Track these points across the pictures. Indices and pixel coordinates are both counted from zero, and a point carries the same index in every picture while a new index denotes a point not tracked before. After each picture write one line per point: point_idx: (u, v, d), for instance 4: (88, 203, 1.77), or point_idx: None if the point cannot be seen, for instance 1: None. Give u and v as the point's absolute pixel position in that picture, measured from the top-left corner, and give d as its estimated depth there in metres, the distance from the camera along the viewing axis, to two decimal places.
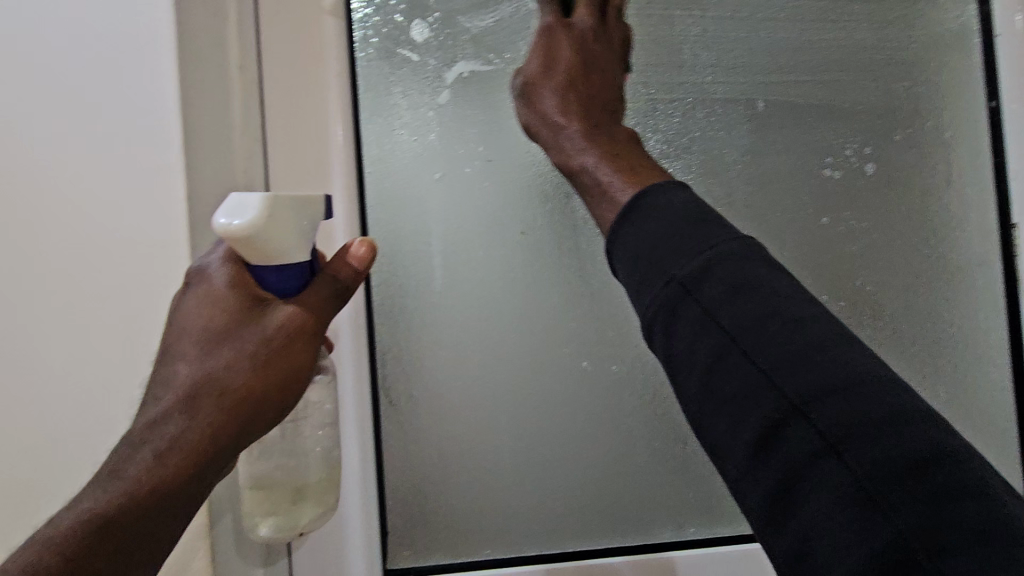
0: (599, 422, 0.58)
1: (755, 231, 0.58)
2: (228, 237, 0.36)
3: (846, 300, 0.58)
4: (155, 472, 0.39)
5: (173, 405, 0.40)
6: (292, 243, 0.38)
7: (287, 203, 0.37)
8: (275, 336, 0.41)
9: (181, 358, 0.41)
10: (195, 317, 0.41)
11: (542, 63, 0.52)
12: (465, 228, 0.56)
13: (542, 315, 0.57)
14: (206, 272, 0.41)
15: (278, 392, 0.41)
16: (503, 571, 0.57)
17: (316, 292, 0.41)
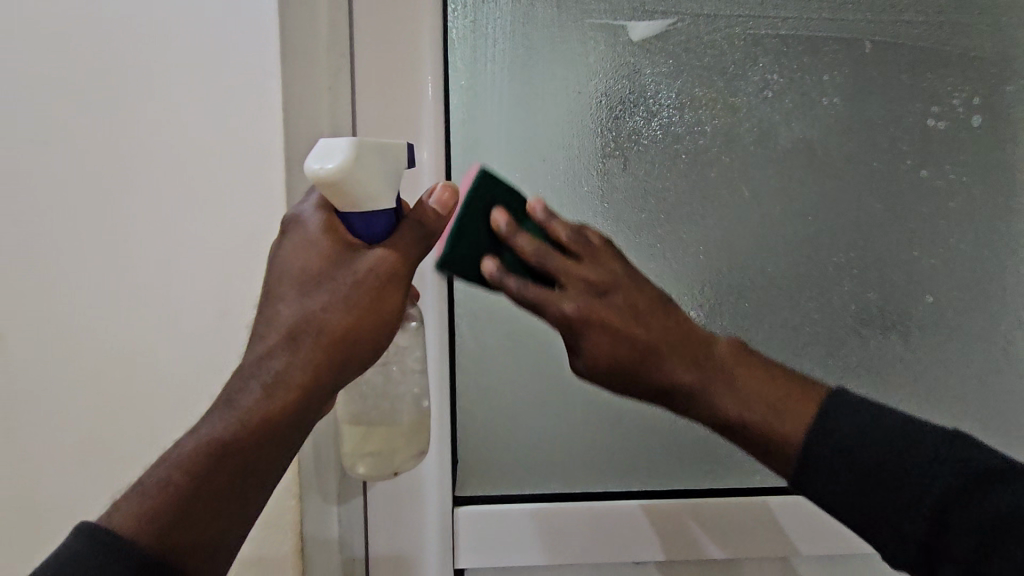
0: None
1: (845, 181, 0.58)
2: (319, 181, 0.36)
3: (934, 257, 0.58)
4: (263, 408, 0.38)
5: (277, 343, 0.40)
6: (380, 190, 0.38)
7: (373, 149, 0.37)
8: (367, 279, 0.40)
9: (281, 300, 0.40)
10: (292, 262, 0.41)
11: (597, 324, 0.38)
12: (550, 160, 0.56)
13: (623, 252, 0.57)
14: (301, 220, 0.42)
15: (374, 332, 0.41)
16: (572, 505, 0.57)
17: (405, 235, 0.41)
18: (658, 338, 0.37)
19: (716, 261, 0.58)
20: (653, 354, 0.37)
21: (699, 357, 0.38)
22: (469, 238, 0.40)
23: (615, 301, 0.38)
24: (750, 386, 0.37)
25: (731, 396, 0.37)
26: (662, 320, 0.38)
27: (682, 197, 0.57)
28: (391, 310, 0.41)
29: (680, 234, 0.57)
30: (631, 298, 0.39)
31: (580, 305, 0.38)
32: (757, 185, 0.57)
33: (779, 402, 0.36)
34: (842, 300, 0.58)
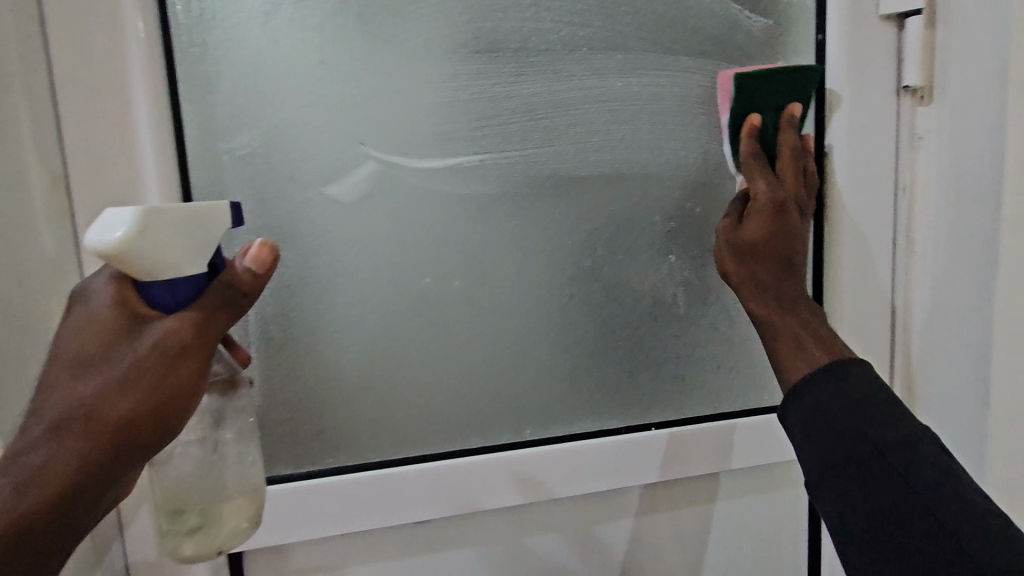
0: (440, 334, 0.60)
1: (595, 153, 0.61)
2: (98, 253, 0.35)
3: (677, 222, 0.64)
4: (29, 501, 0.37)
5: (44, 432, 0.38)
6: (175, 257, 0.38)
7: (165, 218, 0.37)
8: (149, 356, 0.39)
9: (49, 385, 0.39)
10: (70, 342, 0.39)
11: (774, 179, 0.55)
12: (297, 139, 0.54)
13: (382, 228, 0.57)
14: (87, 292, 0.41)
15: (158, 415, 0.39)
16: (343, 478, 0.58)
17: (204, 303, 0.40)
18: (783, 321, 0.54)
19: (477, 235, 0.59)
20: (779, 250, 0.56)
21: (796, 341, 0.52)
22: (741, 105, 0.55)
23: (793, 214, 0.56)
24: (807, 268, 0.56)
25: (800, 359, 0.51)
26: (784, 242, 0.56)
27: (438, 172, 0.57)
28: (182, 389, 0.40)
29: (439, 208, 0.58)
30: (789, 176, 0.56)
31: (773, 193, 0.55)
32: (513, 157, 0.59)
33: (805, 347, 0.52)
34: (596, 264, 0.63)
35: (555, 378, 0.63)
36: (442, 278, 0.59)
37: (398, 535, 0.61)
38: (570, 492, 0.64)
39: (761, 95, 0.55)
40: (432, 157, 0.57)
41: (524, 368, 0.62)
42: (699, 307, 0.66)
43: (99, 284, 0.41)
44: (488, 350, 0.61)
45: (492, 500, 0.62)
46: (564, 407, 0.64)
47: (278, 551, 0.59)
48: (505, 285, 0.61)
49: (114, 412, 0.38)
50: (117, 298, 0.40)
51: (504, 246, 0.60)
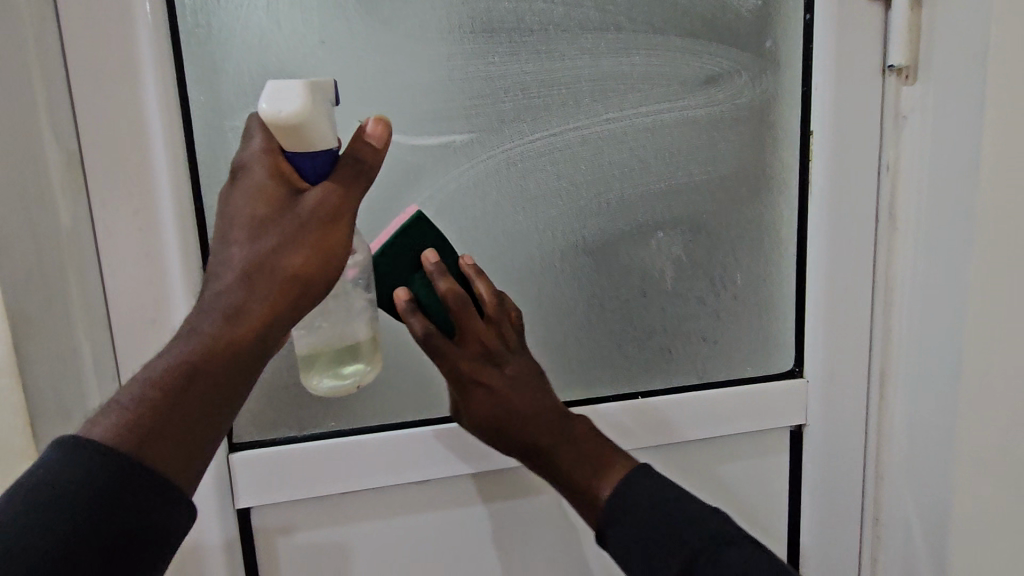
0: None
1: (584, 129, 0.63)
2: (275, 123, 0.42)
3: (665, 197, 0.66)
4: (227, 330, 0.40)
5: (233, 281, 0.42)
6: (328, 129, 0.43)
7: (320, 93, 0.43)
8: (312, 214, 0.43)
9: (233, 243, 0.42)
10: (241, 205, 0.43)
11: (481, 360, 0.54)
12: None
13: (381, 201, 0.59)
14: (246, 163, 0.43)
15: (323, 268, 0.43)
16: (346, 439, 0.61)
17: (344, 173, 0.44)
18: (540, 440, 0.53)
19: (471, 208, 0.62)
20: (518, 424, 0.53)
21: (598, 459, 0.52)
22: (408, 238, 0.52)
23: (489, 371, 0.54)
24: (573, 433, 0.54)
25: (592, 479, 0.51)
26: (551, 418, 0.54)
27: (434, 147, 0.60)
28: (338, 247, 0.44)
29: (435, 183, 0.60)
30: (478, 329, 0.54)
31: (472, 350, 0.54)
32: (507, 136, 0.61)
33: (603, 466, 0.52)
34: (587, 240, 0.65)
35: (547, 349, 0.66)
36: None
37: (399, 494, 0.65)
38: None
39: (414, 277, 0.53)
40: (428, 133, 0.59)
41: None
42: (686, 281, 0.69)
43: (253, 151, 0.43)
44: None
45: (489, 461, 0.65)
46: (556, 375, 0.67)
47: (283, 507, 0.62)
48: (499, 260, 0.63)
49: (289, 265, 0.42)
50: (271, 165, 0.43)
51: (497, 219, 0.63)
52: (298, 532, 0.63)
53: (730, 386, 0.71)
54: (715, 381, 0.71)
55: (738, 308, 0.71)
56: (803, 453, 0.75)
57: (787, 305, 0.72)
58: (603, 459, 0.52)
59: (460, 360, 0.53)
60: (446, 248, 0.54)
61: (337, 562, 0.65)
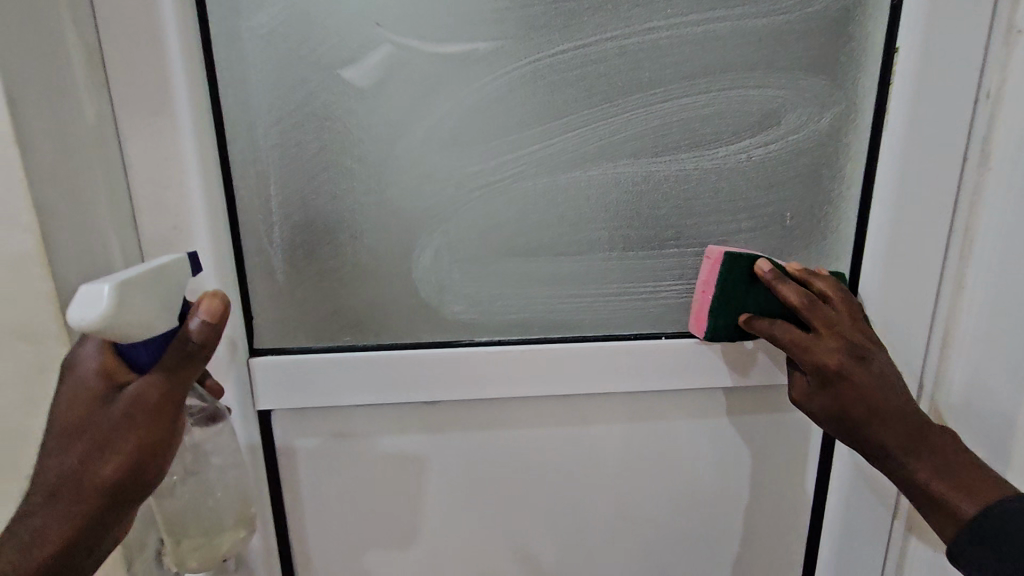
0: (454, 226, 0.60)
1: (626, 40, 0.56)
2: (84, 328, 0.42)
3: (713, 123, 0.59)
4: (29, 554, 0.44)
5: (42, 503, 0.45)
6: (149, 316, 0.46)
7: (133, 288, 0.44)
8: (126, 420, 0.46)
9: (48, 454, 0.46)
10: (60, 414, 0.47)
11: (840, 346, 0.55)
12: (314, 18, 0.54)
13: (398, 115, 0.57)
14: (82, 360, 0.48)
15: (139, 471, 0.47)
16: (359, 355, 0.62)
17: (168, 360, 0.47)
18: (888, 440, 0.53)
19: (493, 126, 0.58)
20: (879, 419, 0.53)
21: (950, 471, 0.50)
22: (744, 260, 0.57)
23: (848, 359, 0.54)
24: (866, 369, 0.54)
25: (933, 469, 0.51)
26: (868, 382, 0.54)
27: (455, 56, 0.56)
28: (159, 465, 0.48)
29: (455, 97, 0.57)
30: (835, 319, 0.56)
31: (840, 357, 0.54)
32: (535, 44, 0.56)
33: (973, 488, 0.49)
34: (617, 166, 0.60)
35: (567, 283, 0.63)
36: (457, 169, 0.59)
37: (411, 414, 0.65)
38: (579, 391, 0.64)
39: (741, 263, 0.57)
40: (450, 40, 0.55)
41: (534, 270, 0.62)
42: (725, 219, 0.62)
43: (91, 355, 0.48)
44: (501, 246, 0.61)
45: (502, 389, 0.63)
46: (577, 309, 0.64)
47: (301, 415, 0.65)
48: (520, 184, 0.59)
49: (101, 471, 0.46)
50: (102, 368, 0.48)
51: (521, 139, 0.58)
52: (313, 440, 0.66)
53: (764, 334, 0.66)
54: None
55: (784, 251, 0.64)
56: None
57: (842, 251, 0.65)
58: (965, 480, 0.49)
59: (824, 353, 0.54)
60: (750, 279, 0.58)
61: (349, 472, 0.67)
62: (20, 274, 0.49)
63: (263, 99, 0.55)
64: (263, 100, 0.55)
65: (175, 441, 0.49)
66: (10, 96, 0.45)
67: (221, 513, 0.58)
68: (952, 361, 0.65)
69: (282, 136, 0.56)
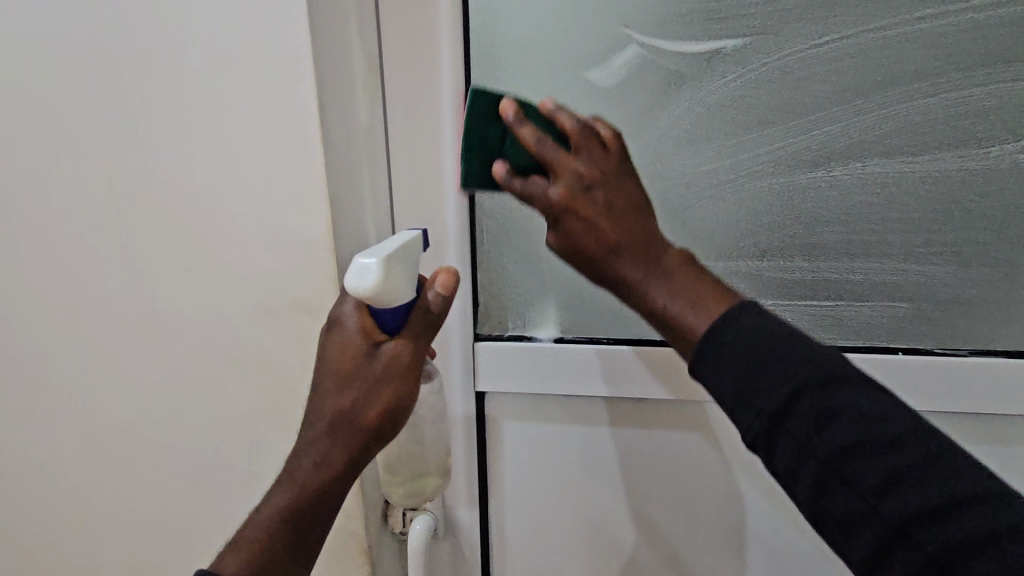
0: (683, 224, 0.60)
1: (894, 30, 0.53)
2: (358, 295, 0.46)
3: (989, 116, 0.53)
4: (316, 475, 0.51)
5: (320, 435, 0.51)
6: (405, 283, 0.48)
7: (394, 259, 0.46)
8: (388, 371, 0.50)
9: (325, 396, 0.52)
10: (332, 361, 0.51)
11: (580, 181, 0.41)
12: (567, 23, 0.56)
13: (636, 115, 0.58)
14: (342, 318, 0.52)
15: (395, 418, 0.52)
16: (578, 345, 0.64)
17: (416, 325, 0.50)
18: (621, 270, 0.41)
19: (733, 124, 0.57)
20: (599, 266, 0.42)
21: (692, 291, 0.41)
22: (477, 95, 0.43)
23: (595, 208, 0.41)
24: (647, 219, 0.43)
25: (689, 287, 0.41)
26: (632, 217, 0.42)
27: (702, 54, 0.55)
28: (407, 404, 0.52)
29: (697, 95, 0.56)
30: (598, 163, 0.42)
31: (562, 194, 0.41)
32: (790, 40, 0.54)
33: (699, 296, 0.40)
34: (866, 165, 0.56)
35: (795, 286, 0.60)
36: (691, 169, 0.59)
37: (617, 406, 0.67)
38: None
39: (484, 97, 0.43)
40: (698, 38, 0.55)
41: (759, 272, 0.60)
42: (989, 225, 0.56)
43: (350, 313, 0.51)
44: (727, 246, 0.60)
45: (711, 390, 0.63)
46: (802, 315, 0.61)
47: (511, 398, 0.68)
48: (756, 184, 0.58)
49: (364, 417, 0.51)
50: (360, 324, 0.51)
51: (760, 137, 0.57)
52: (520, 424, 0.69)
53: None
54: (1004, 347, 0.59)
55: None
56: None
57: None
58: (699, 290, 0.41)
59: (549, 191, 0.41)
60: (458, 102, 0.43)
61: (551, 457, 0.70)
62: (312, 256, 0.56)
63: (513, 100, 0.59)
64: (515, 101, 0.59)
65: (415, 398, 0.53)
66: (321, 102, 0.52)
67: (426, 454, 0.64)
68: None
69: None
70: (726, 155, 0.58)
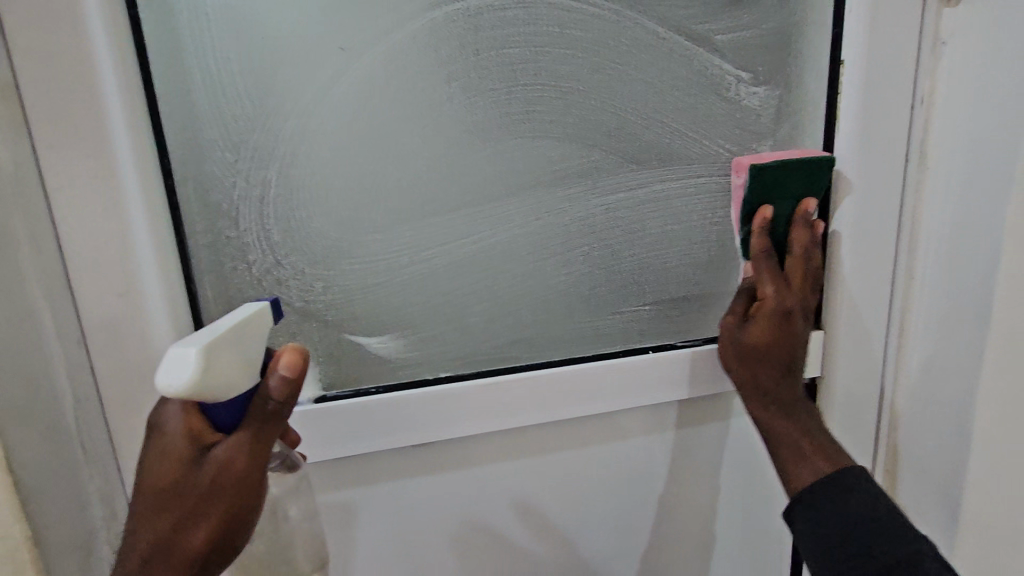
0: (439, 260, 0.57)
1: (597, 62, 0.57)
2: (170, 393, 0.40)
3: (685, 135, 0.61)
4: None
5: (133, 566, 0.44)
6: (234, 374, 0.43)
7: (219, 346, 0.41)
8: (217, 485, 0.44)
9: (139, 516, 0.45)
10: (152, 473, 0.45)
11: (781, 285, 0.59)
12: (273, 56, 0.50)
13: (369, 153, 0.54)
14: (163, 419, 0.45)
15: (231, 535, 0.46)
16: (344, 402, 0.57)
17: (250, 424, 0.45)
18: (781, 393, 0.59)
19: (471, 154, 0.56)
20: (782, 352, 0.59)
21: (797, 446, 0.57)
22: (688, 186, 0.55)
23: (798, 319, 0.60)
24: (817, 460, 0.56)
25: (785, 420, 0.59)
26: (781, 352, 0.59)
27: (427, 88, 0.54)
28: (245, 516, 0.46)
29: (429, 129, 0.55)
30: (761, 329, 0.59)
31: (778, 299, 0.58)
32: (511, 65, 0.55)
33: (806, 452, 0.56)
34: (597, 185, 0.60)
35: (556, 306, 0.62)
36: (438, 203, 0.56)
37: (400, 458, 0.62)
38: (574, 413, 0.63)
39: None
40: (417, 72, 0.53)
41: (524, 296, 0.60)
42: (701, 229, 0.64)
43: (172, 414, 0.45)
44: (486, 277, 0.59)
45: (515, 417, 0.62)
46: (564, 333, 0.62)
47: None
48: (504, 207, 0.58)
49: (193, 539, 0.44)
50: (186, 428, 0.45)
51: (501, 165, 0.57)
52: None
53: None
54: None
55: None
56: (820, 405, 0.73)
57: None
58: (806, 449, 0.56)
59: (767, 290, 0.59)
60: (794, 167, 0.56)
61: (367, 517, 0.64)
62: None
63: (221, 142, 0.51)
64: (224, 136, 0.51)
65: (258, 510, 0.47)
66: None
67: (295, 562, 0.56)
68: (912, 345, 0.70)
69: (247, 174, 0.52)
70: (471, 184, 0.56)
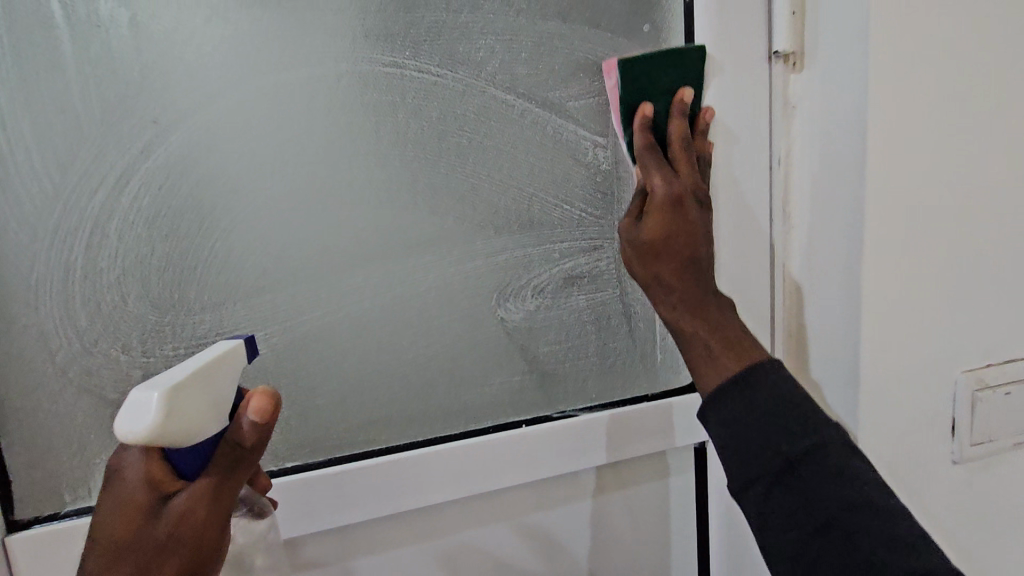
0: (278, 341, 0.53)
1: (444, 131, 0.55)
2: (132, 440, 0.36)
3: (545, 201, 0.59)
4: None
5: None
6: (205, 416, 0.39)
7: (189, 388, 0.37)
8: (175, 539, 0.39)
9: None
10: (105, 526, 0.40)
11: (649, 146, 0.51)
12: (74, 132, 0.47)
13: (190, 231, 0.50)
14: (121, 462, 0.40)
15: None
16: None
17: (218, 470, 0.41)
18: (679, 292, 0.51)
19: (310, 227, 0.53)
20: (675, 250, 0.51)
21: (706, 349, 0.50)
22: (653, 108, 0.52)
23: (693, 206, 0.51)
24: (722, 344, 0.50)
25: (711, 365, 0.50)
26: (683, 244, 0.51)
27: (255, 161, 0.51)
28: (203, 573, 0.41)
29: (259, 202, 0.51)
30: (655, 238, 0.51)
31: (671, 184, 0.50)
32: (348, 135, 0.53)
33: (731, 343, 0.50)
34: (453, 253, 0.57)
35: (416, 382, 0.58)
36: (273, 279, 0.52)
37: None
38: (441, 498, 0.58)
39: (644, 83, 0.51)
40: (243, 145, 0.50)
41: (378, 374, 0.56)
42: (570, 293, 0.61)
43: (130, 458, 0.40)
44: (333, 355, 0.55)
45: (374, 506, 0.56)
46: (427, 410, 0.58)
47: None
48: (348, 281, 0.54)
49: None
50: (146, 475, 0.40)
51: (343, 237, 0.54)
52: None
53: (627, 406, 0.64)
54: (607, 401, 0.64)
55: (632, 324, 0.64)
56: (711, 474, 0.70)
57: None
58: (715, 350, 0.50)
59: (654, 178, 0.51)
60: (661, 56, 0.51)
61: None
62: None
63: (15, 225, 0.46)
64: (17, 218, 0.46)
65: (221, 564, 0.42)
66: None
67: None
68: None
69: (46, 257, 0.47)
70: (311, 259, 0.53)
